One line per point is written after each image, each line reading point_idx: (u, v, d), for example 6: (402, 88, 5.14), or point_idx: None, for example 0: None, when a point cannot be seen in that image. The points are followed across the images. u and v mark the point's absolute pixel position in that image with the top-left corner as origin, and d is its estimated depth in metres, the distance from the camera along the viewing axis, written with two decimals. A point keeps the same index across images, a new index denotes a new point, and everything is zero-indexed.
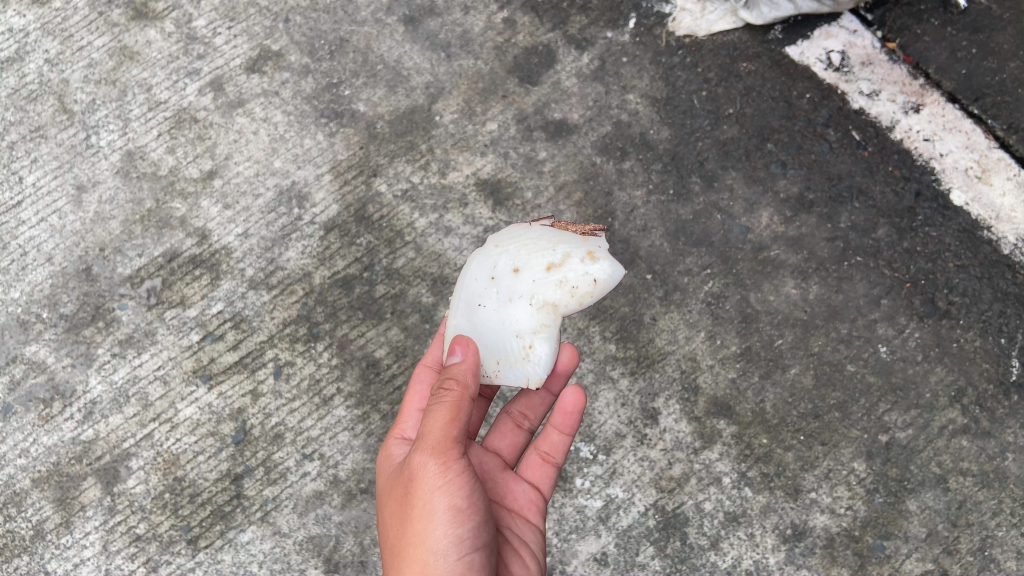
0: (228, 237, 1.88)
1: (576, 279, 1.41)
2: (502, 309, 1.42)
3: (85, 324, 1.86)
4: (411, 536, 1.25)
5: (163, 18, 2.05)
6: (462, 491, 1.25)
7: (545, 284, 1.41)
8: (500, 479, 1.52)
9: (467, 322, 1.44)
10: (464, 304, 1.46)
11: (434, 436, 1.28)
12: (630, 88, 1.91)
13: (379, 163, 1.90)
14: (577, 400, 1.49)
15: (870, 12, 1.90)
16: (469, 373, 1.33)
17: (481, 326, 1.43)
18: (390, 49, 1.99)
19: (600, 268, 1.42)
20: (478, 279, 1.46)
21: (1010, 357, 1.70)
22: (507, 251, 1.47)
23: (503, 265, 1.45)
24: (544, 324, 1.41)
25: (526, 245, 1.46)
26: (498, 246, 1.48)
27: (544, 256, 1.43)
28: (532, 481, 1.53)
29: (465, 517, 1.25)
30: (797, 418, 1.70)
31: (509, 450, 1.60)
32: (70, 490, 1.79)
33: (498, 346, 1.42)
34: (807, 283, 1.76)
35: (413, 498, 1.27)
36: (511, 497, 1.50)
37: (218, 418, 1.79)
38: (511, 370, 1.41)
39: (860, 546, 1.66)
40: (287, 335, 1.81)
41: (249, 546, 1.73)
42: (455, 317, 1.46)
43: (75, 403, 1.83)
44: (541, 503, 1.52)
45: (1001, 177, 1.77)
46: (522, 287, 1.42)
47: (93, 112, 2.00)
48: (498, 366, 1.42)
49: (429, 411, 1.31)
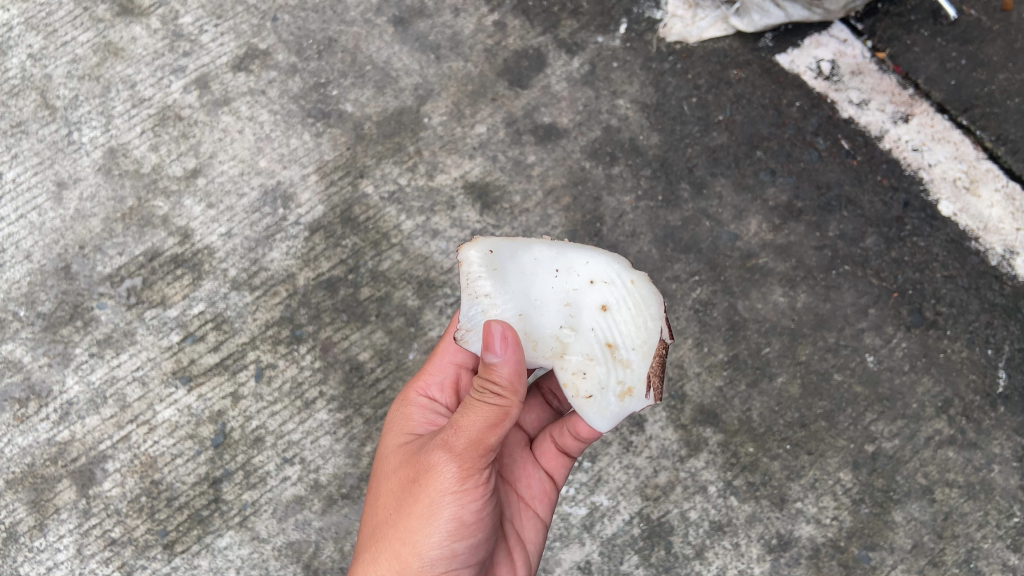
0: (210, 236, 1.85)
1: (593, 378, 1.35)
2: (552, 301, 1.38)
3: (63, 324, 1.82)
4: (402, 528, 1.26)
5: (149, 14, 2.03)
6: (473, 505, 1.25)
7: (586, 340, 1.37)
8: (518, 457, 1.50)
9: (533, 257, 1.40)
10: (556, 254, 1.40)
11: (468, 439, 1.22)
12: (619, 94, 1.89)
13: (365, 164, 1.88)
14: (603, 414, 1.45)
15: (860, 21, 1.89)
16: (514, 377, 1.21)
17: (527, 281, 1.38)
18: (379, 50, 1.97)
19: (607, 404, 1.35)
20: (587, 268, 1.40)
21: (997, 367, 1.69)
22: (626, 292, 1.39)
23: (608, 293, 1.39)
24: (539, 342, 1.36)
25: (638, 312, 1.38)
26: (631, 279, 1.39)
27: (622, 347, 1.37)
28: (547, 468, 1.50)
29: (468, 531, 1.25)
30: (783, 427, 1.69)
31: (533, 425, 1.58)
32: (45, 492, 1.76)
33: (505, 298, 1.36)
34: (795, 291, 1.75)
35: (423, 491, 1.25)
36: (525, 484, 1.48)
37: (197, 420, 1.76)
38: (473, 303, 1.35)
39: (846, 557, 1.64)
40: (270, 337, 1.78)
41: (226, 552, 1.69)
42: (540, 246, 1.41)
43: (51, 404, 1.79)
44: (553, 494, 1.50)
45: (989, 188, 1.77)
46: (582, 316, 1.38)
47: (75, 108, 1.97)
48: (483, 296, 1.35)
49: (471, 405, 1.23)
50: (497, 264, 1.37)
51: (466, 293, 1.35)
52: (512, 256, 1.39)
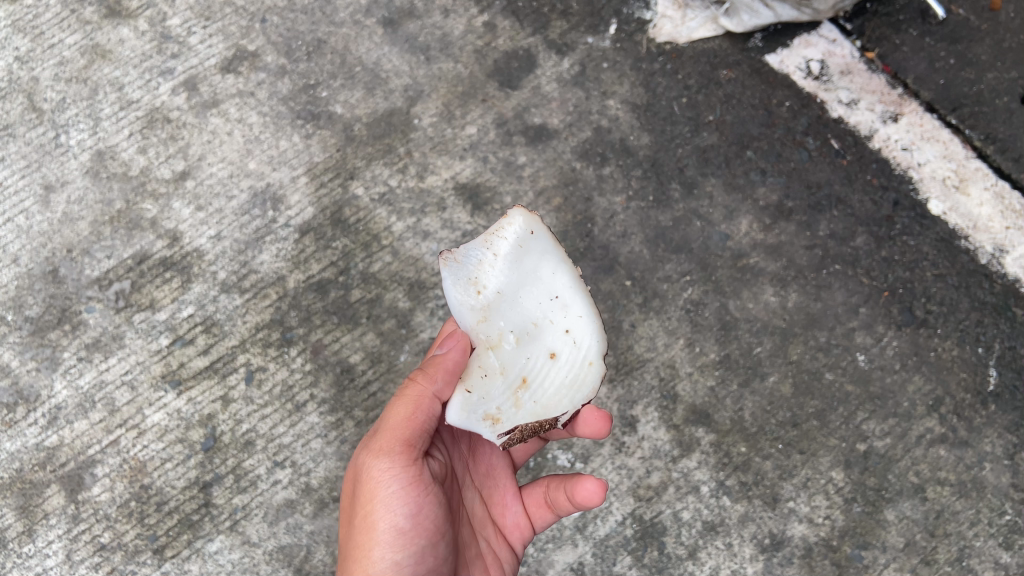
0: (199, 238, 1.84)
1: (487, 385, 1.29)
2: (525, 313, 1.36)
3: (51, 328, 1.81)
4: (353, 547, 1.28)
5: (137, 17, 2.02)
6: (404, 508, 1.25)
7: (512, 360, 1.33)
8: (501, 483, 1.46)
9: (552, 271, 1.35)
10: (571, 288, 1.35)
11: (388, 434, 1.29)
12: (610, 94, 1.89)
13: (356, 166, 1.88)
14: (595, 497, 1.28)
15: (849, 22, 1.90)
16: (437, 365, 1.32)
17: (522, 282, 1.36)
18: (368, 51, 1.97)
19: (472, 411, 1.26)
20: (576, 318, 1.35)
21: (987, 366, 1.70)
22: (581, 365, 1.34)
23: (567, 349, 1.34)
24: (485, 322, 1.33)
25: (570, 386, 1.33)
26: (596, 363, 1.33)
27: (531, 399, 1.31)
28: (528, 506, 1.44)
29: (406, 537, 1.25)
30: (775, 427, 1.69)
31: (521, 450, 1.50)
32: (33, 498, 1.74)
33: (497, 274, 1.34)
34: (786, 291, 1.75)
35: (360, 503, 1.28)
36: (501, 514, 1.45)
37: (186, 424, 1.74)
38: (480, 248, 1.34)
39: (839, 556, 1.64)
40: (260, 340, 1.77)
41: (217, 556, 1.68)
42: (568, 269, 1.36)
43: (39, 408, 1.78)
44: (527, 532, 1.45)
45: (978, 187, 1.77)
46: (532, 344, 1.35)
47: (63, 111, 1.96)
48: (491, 252, 1.34)
49: (393, 406, 1.32)
50: (524, 243, 1.34)
51: (486, 237, 1.35)
52: (539, 252, 1.35)
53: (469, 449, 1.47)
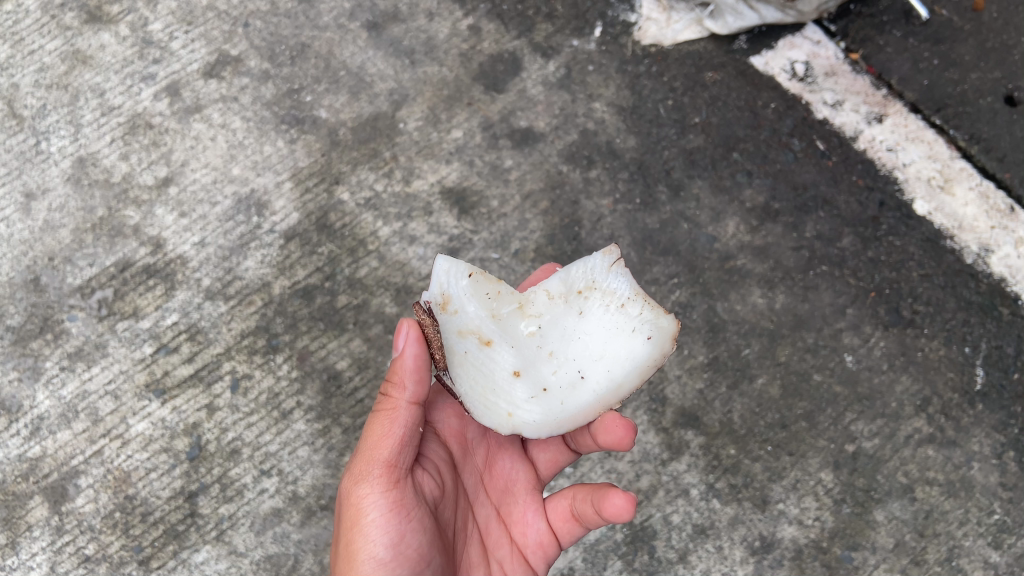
0: (183, 245, 1.82)
1: (479, 298, 1.34)
2: (563, 347, 1.38)
3: (33, 337, 1.79)
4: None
5: (118, 21, 2.01)
6: (384, 537, 1.20)
7: (511, 328, 1.37)
8: (522, 499, 1.39)
9: (607, 369, 1.34)
10: (595, 391, 1.32)
11: (368, 456, 1.26)
12: (596, 97, 1.89)
13: (341, 171, 1.86)
14: (625, 512, 1.21)
15: (833, 23, 1.91)
16: (396, 372, 1.26)
17: (589, 338, 1.37)
18: (352, 55, 1.96)
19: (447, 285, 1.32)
20: (560, 398, 1.33)
21: (974, 365, 1.70)
22: (514, 407, 1.31)
23: (524, 390, 1.33)
24: (548, 300, 1.38)
25: (486, 396, 1.30)
26: (510, 423, 1.29)
27: (469, 350, 1.32)
28: (551, 521, 1.35)
29: (387, 568, 1.19)
30: (764, 428, 1.69)
31: (547, 464, 1.44)
32: (16, 510, 1.72)
33: (600, 314, 1.37)
34: (774, 292, 1.75)
35: (345, 533, 1.24)
36: (520, 533, 1.36)
37: (171, 433, 1.72)
38: (626, 294, 1.36)
39: (828, 557, 1.64)
40: (246, 347, 1.76)
41: (204, 567, 1.66)
42: (609, 380, 1.33)
43: (21, 419, 1.76)
44: (551, 550, 1.36)
45: (963, 187, 1.78)
46: (529, 352, 1.37)
47: (43, 117, 1.94)
48: (621, 304, 1.36)
49: (368, 428, 1.29)
50: (636, 333, 1.34)
51: (642, 296, 1.35)
52: (629, 350, 1.33)
53: (483, 461, 1.43)
